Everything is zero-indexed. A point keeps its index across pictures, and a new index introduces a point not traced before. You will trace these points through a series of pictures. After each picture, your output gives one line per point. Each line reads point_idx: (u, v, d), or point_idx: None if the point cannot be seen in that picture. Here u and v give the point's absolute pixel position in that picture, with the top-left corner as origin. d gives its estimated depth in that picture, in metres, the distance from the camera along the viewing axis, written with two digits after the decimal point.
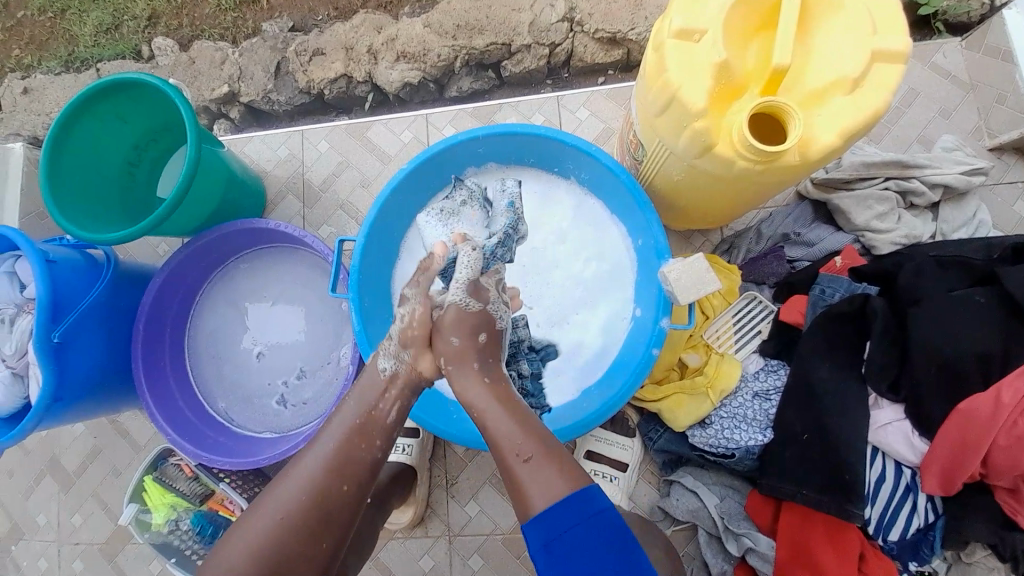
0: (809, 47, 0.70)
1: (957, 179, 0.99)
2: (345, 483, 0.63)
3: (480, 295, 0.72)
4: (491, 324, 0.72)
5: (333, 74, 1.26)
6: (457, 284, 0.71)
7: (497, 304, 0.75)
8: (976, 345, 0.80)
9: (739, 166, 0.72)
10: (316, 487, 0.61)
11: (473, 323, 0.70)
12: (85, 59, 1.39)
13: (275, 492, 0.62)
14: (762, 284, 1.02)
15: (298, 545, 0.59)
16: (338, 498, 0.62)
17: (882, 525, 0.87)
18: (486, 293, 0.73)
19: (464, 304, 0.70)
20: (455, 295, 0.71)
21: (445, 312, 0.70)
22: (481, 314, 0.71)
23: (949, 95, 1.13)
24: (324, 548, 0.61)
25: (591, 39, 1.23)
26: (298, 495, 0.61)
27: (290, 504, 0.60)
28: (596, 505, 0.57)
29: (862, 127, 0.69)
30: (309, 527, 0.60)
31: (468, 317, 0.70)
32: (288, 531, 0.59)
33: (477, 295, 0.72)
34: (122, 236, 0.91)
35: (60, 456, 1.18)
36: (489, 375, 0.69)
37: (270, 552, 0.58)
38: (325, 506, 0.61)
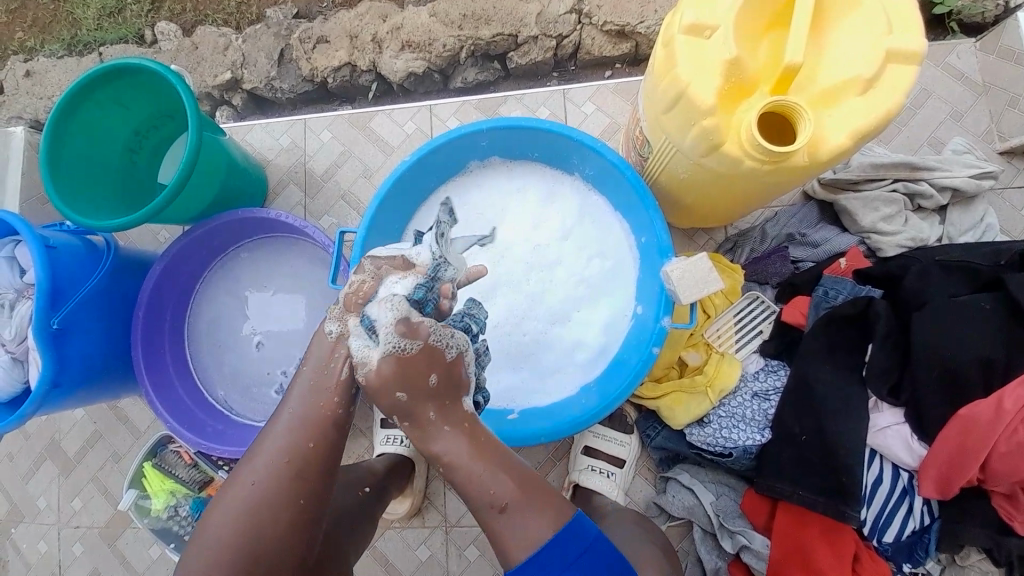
0: (822, 45, 0.69)
1: (967, 182, 0.98)
2: (301, 438, 0.62)
3: (415, 333, 0.59)
4: (439, 358, 0.60)
5: (337, 62, 1.25)
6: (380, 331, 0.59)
7: (443, 330, 0.61)
8: (979, 351, 0.80)
9: (747, 166, 0.71)
10: (274, 447, 0.61)
11: (416, 366, 0.59)
12: (88, 42, 1.37)
13: (248, 463, 0.61)
14: (765, 284, 1.01)
15: (272, 508, 0.59)
16: (296, 452, 0.61)
17: (877, 527, 0.87)
18: (421, 326, 0.59)
19: (396, 351, 0.58)
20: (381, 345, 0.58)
21: (374, 366, 0.59)
22: (424, 351, 0.59)
23: (961, 97, 1.12)
24: (299, 504, 0.60)
25: (599, 32, 1.21)
26: (271, 461, 0.61)
27: (264, 471, 0.60)
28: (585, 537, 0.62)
29: (874, 128, 0.67)
30: (270, 484, 0.60)
31: (407, 363, 0.59)
32: (258, 493, 0.59)
33: (411, 333, 0.59)
34: (122, 223, 0.90)
35: (60, 440, 1.18)
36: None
37: (244, 513, 0.59)
38: (293, 465, 0.61)
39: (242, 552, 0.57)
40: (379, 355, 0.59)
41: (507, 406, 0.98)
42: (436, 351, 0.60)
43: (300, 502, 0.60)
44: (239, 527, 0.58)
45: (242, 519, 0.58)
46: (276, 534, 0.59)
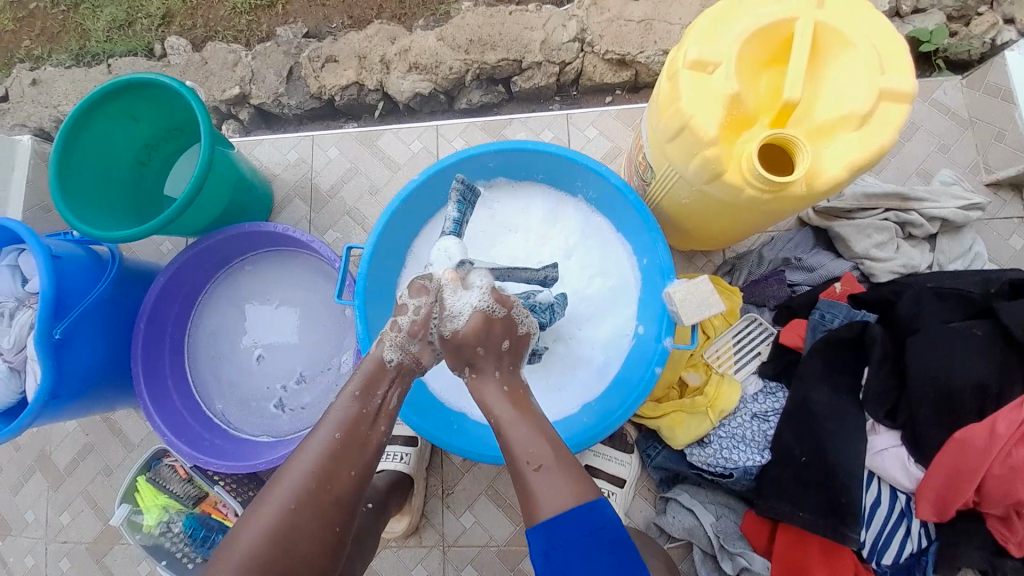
0: (819, 82, 0.73)
1: (955, 213, 1.02)
2: (337, 464, 0.62)
3: (504, 302, 0.71)
4: (514, 330, 0.71)
5: (345, 81, 1.28)
6: (476, 293, 0.70)
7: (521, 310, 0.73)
8: (974, 376, 0.82)
9: (747, 194, 0.74)
10: (308, 472, 0.61)
11: (498, 327, 0.69)
12: (97, 54, 1.40)
13: (279, 483, 0.61)
14: (762, 306, 1.04)
15: (309, 534, 0.59)
16: (330, 476, 0.62)
17: (875, 549, 0.87)
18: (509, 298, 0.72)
19: (491, 309, 0.69)
20: (478, 301, 0.69)
21: (466, 317, 0.68)
22: (505, 320, 0.70)
23: (945, 131, 1.17)
24: (335, 532, 0.61)
25: (601, 60, 1.26)
26: (304, 483, 0.61)
27: (299, 491, 0.60)
28: (600, 519, 0.58)
29: (868, 161, 0.71)
30: (307, 509, 0.60)
31: (491, 325, 0.68)
32: (296, 519, 0.59)
33: (502, 301, 0.71)
34: (130, 234, 0.91)
35: (50, 453, 1.16)
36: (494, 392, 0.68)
37: (279, 540, 0.58)
38: (334, 491, 0.61)
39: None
40: (469, 307, 0.69)
41: None
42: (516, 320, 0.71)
43: (336, 531, 0.61)
44: (271, 556, 0.57)
45: (275, 545, 0.58)
46: (309, 561, 0.59)
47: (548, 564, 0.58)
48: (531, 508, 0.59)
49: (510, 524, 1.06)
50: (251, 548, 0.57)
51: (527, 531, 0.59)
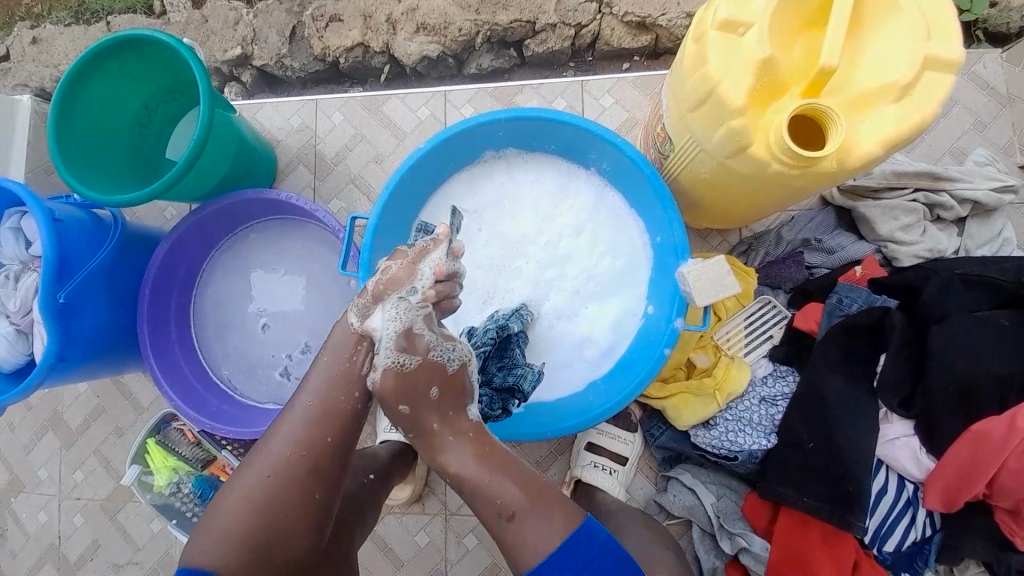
0: (857, 46, 0.67)
1: (988, 195, 0.97)
2: (312, 432, 0.64)
3: (414, 348, 0.64)
4: (441, 374, 0.65)
5: (350, 42, 1.22)
6: (382, 345, 0.64)
7: (444, 347, 0.66)
8: (994, 368, 0.80)
9: (773, 168, 0.70)
10: (291, 440, 0.64)
11: (416, 379, 0.64)
12: (96, 10, 1.34)
13: (261, 446, 0.64)
14: (777, 288, 1.00)
15: (287, 503, 0.61)
16: (308, 444, 0.64)
17: (879, 535, 0.87)
18: (421, 341, 0.65)
19: (397, 366, 0.63)
20: (385, 358, 0.64)
21: (379, 379, 0.64)
22: (423, 367, 0.64)
23: (984, 106, 1.10)
24: (316, 499, 0.63)
25: (619, 23, 1.18)
26: (285, 450, 0.63)
27: (280, 459, 0.63)
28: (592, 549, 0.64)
29: (905, 137, 0.66)
30: (283, 481, 0.62)
31: (407, 378, 0.63)
32: (272, 487, 0.61)
33: (411, 347, 0.64)
34: (131, 199, 0.89)
35: (63, 413, 1.18)
36: (454, 429, 0.65)
37: (259, 508, 0.60)
38: (313, 456, 0.64)
39: (251, 533, 0.60)
40: (382, 366, 0.64)
41: None
42: (436, 362, 0.65)
43: (315, 495, 0.63)
44: (253, 524, 0.60)
45: (254, 513, 0.60)
46: (286, 524, 0.61)
47: None
48: None
49: None
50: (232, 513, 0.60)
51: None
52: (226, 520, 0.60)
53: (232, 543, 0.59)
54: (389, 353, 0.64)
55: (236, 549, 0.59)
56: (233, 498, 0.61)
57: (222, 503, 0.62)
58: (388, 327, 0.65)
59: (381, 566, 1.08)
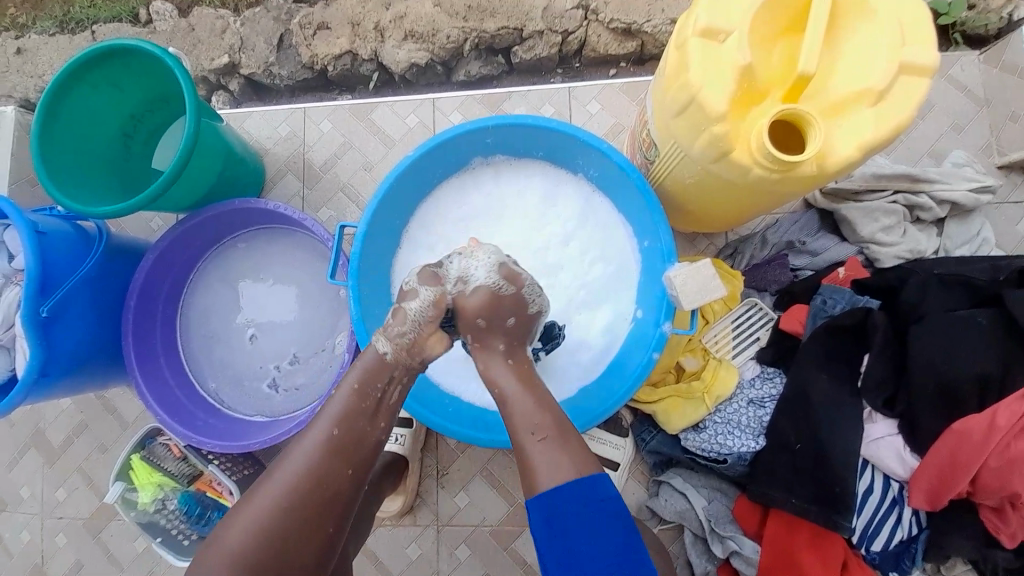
0: (834, 52, 0.69)
1: (965, 196, 0.99)
2: (336, 463, 0.65)
3: (512, 280, 0.75)
4: (523, 308, 0.75)
5: (338, 50, 1.22)
6: (483, 266, 0.74)
7: (532, 287, 0.77)
8: (974, 367, 0.81)
9: (755, 173, 0.71)
10: (307, 468, 0.63)
11: (504, 305, 0.74)
12: (81, 20, 1.33)
13: (277, 471, 0.63)
14: (763, 291, 1.01)
15: (300, 534, 0.61)
16: (327, 476, 0.63)
17: (866, 535, 0.88)
18: (518, 276, 0.76)
19: (495, 287, 0.73)
20: (486, 278, 0.74)
21: (471, 292, 0.73)
22: (514, 298, 0.75)
23: (960, 110, 1.12)
24: (329, 533, 0.63)
25: (605, 29, 1.20)
26: (302, 478, 0.62)
27: (295, 482, 0.62)
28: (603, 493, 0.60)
29: (883, 141, 0.68)
30: (299, 513, 0.61)
31: (499, 301, 0.73)
32: (289, 516, 0.61)
33: (511, 278, 0.75)
34: (115, 210, 0.88)
35: (49, 428, 1.16)
36: (514, 357, 0.74)
37: (272, 537, 0.60)
38: (328, 488, 0.63)
39: (259, 561, 0.59)
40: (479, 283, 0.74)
41: None
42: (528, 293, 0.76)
43: (329, 530, 0.63)
44: (263, 554, 0.59)
45: (266, 542, 0.59)
46: (297, 556, 0.61)
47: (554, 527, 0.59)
48: (531, 478, 0.62)
49: (504, 502, 1.08)
50: (241, 542, 0.59)
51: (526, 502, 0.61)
52: (240, 536, 0.59)
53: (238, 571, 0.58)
54: (490, 271, 0.75)
55: None
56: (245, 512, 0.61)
57: (232, 525, 0.61)
58: (488, 257, 0.76)
59: None
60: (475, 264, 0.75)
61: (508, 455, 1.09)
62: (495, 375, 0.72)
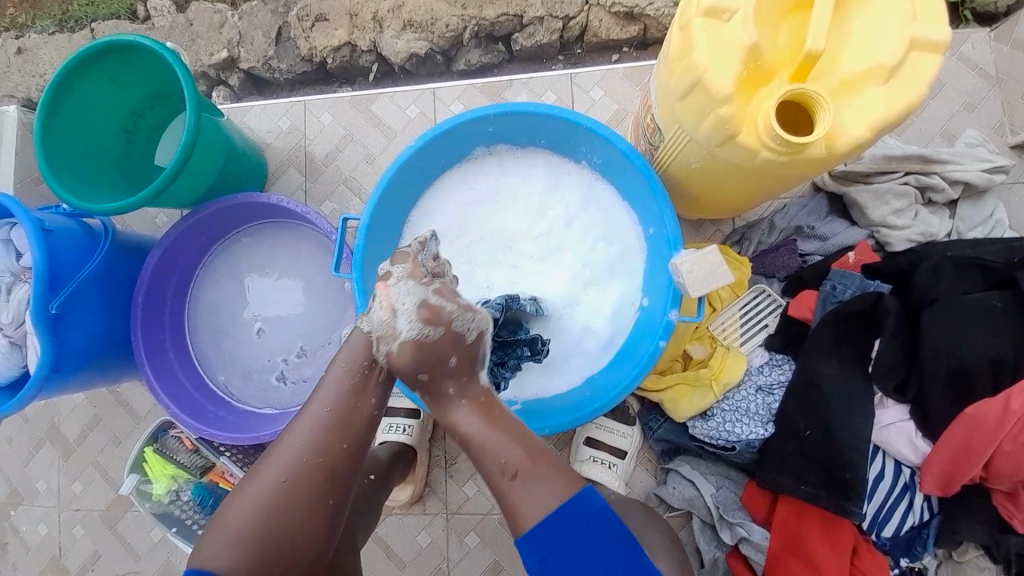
0: (844, 28, 0.66)
1: (979, 176, 0.96)
2: (326, 441, 0.64)
3: (436, 320, 0.63)
4: (461, 341, 0.64)
5: (337, 42, 1.21)
6: (402, 314, 0.63)
7: (463, 316, 0.65)
8: (988, 350, 0.80)
9: (762, 156, 0.69)
10: (300, 449, 0.63)
11: (439, 350, 0.63)
12: (80, 19, 1.32)
13: (272, 454, 0.64)
14: (772, 277, 1.00)
15: (298, 511, 0.62)
16: (321, 454, 0.63)
17: (877, 522, 0.88)
18: (443, 312, 0.63)
19: (418, 336, 0.62)
20: (406, 329, 0.62)
21: (394, 349, 0.63)
22: (447, 336, 0.63)
23: (974, 89, 1.09)
24: (329, 507, 0.64)
25: (607, 13, 1.17)
26: (297, 457, 0.63)
27: (290, 464, 0.63)
28: (585, 516, 0.61)
29: (894, 120, 0.66)
30: (295, 493, 0.62)
31: (428, 347, 0.62)
32: (288, 495, 0.62)
33: (434, 319, 0.62)
34: (119, 207, 0.88)
35: (62, 423, 1.18)
36: (466, 394, 0.65)
37: (270, 519, 0.61)
38: (324, 465, 0.63)
39: (260, 542, 0.60)
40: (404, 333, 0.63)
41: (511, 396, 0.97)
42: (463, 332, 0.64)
43: (328, 504, 0.64)
44: (264, 536, 0.60)
45: (265, 524, 0.60)
46: (298, 535, 0.62)
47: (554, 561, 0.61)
48: (535, 475, 0.62)
49: None
50: (242, 523, 0.60)
51: (516, 542, 0.61)
52: (239, 522, 0.60)
53: (241, 551, 0.59)
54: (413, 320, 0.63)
55: (246, 560, 0.59)
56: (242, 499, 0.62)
57: (232, 508, 0.62)
58: (408, 296, 0.64)
59: (384, 567, 1.09)
60: (396, 311, 0.63)
61: None
62: (455, 418, 0.64)
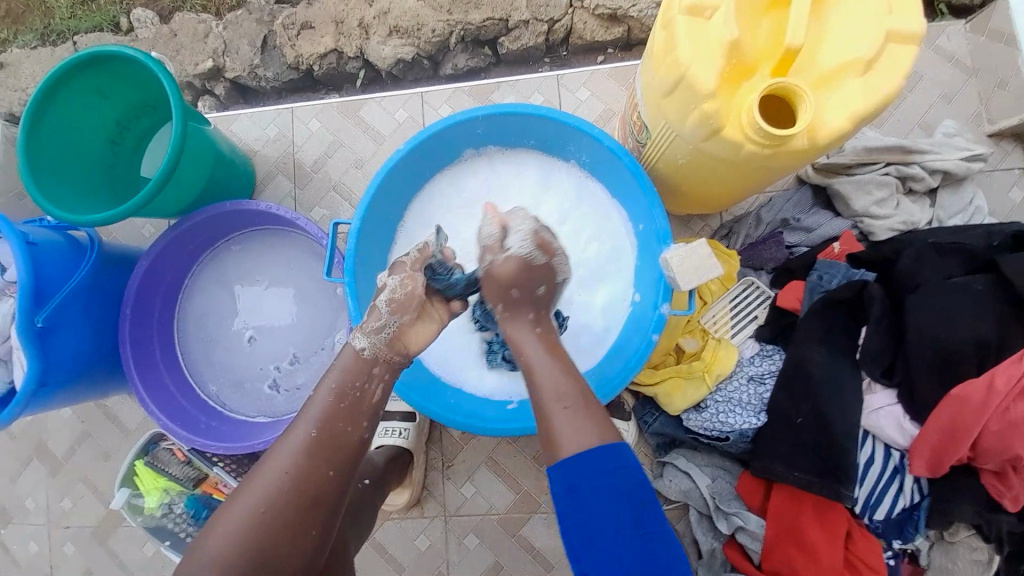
0: (822, 23, 0.68)
1: (957, 165, 0.99)
2: (315, 464, 0.63)
3: (543, 249, 0.75)
4: (552, 276, 0.76)
5: (323, 49, 1.21)
6: (517, 234, 0.75)
7: (561, 257, 0.78)
8: (971, 332, 0.81)
9: (747, 150, 0.71)
10: (286, 471, 0.62)
11: (535, 275, 0.73)
12: (62, 31, 1.31)
13: (255, 479, 0.62)
14: (760, 269, 1.02)
15: (281, 537, 0.60)
16: (308, 478, 0.62)
17: (868, 505, 0.89)
18: (551, 244, 0.76)
19: (529, 256, 0.73)
20: (520, 246, 0.74)
21: (503, 262, 0.73)
22: (546, 266, 0.75)
23: (949, 81, 1.12)
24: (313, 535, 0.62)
25: (591, 16, 1.19)
26: (283, 481, 0.61)
27: (275, 489, 0.61)
28: (620, 460, 0.59)
29: (872, 112, 0.68)
30: (279, 520, 0.60)
31: (531, 269, 0.73)
32: (271, 522, 0.60)
33: (544, 247, 0.75)
34: (104, 218, 0.87)
35: (51, 439, 1.16)
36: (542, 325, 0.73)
37: (254, 546, 0.58)
38: (311, 489, 0.62)
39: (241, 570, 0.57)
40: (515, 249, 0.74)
41: (506, 396, 0.97)
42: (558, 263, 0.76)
43: (313, 531, 0.62)
44: (246, 562, 0.58)
45: (248, 551, 0.58)
46: (282, 562, 0.60)
47: (573, 497, 0.58)
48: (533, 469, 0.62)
49: (510, 491, 1.08)
50: (223, 550, 0.58)
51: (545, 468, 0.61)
52: (222, 540, 0.58)
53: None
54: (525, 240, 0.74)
55: None
56: (232, 510, 0.60)
57: (213, 534, 0.59)
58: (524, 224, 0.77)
59: (383, 571, 1.08)
60: (513, 231, 0.75)
61: (511, 444, 1.09)
62: (521, 338, 0.72)
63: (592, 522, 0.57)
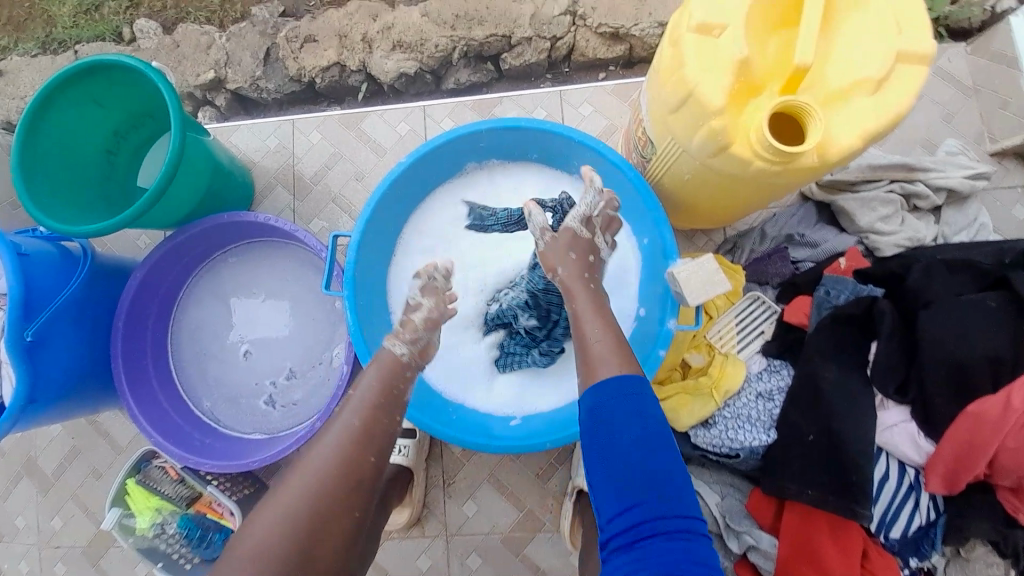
0: (830, 44, 0.69)
1: (961, 183, 1.00)
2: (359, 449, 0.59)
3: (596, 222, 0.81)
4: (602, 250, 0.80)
5: (326, 62, 1.21)
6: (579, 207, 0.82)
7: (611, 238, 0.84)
8: (984, 348, 0.81)
9: (756, 167, 0.70)
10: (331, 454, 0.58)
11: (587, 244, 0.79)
12: (63, 40, 1.31)
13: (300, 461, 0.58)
14: (765, 284, 1.01)
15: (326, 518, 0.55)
16: (353, 462, 0.58)
17: (883, 523, 0.87)
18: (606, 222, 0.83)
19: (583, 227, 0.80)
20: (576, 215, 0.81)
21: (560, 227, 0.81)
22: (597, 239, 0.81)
23: (946, 101, 1.14)
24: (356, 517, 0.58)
25: (593, 34, 1.20)
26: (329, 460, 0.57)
27: (319, 472, 0.57)
28: (640, 390, 0.59)
29: (880, 131, 0.68)
30: (323, 504, 0.55)
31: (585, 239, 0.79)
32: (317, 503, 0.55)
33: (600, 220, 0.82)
34: (100, 228, 0.85)
35: (35, 458, 1.11)
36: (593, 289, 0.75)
37: (300, 529, 0.54)
38: (355, 472, 0.58)
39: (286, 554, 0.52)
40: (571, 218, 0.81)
41: (510, 411, 0.96)
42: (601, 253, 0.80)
43: (355, 515, 0.58)
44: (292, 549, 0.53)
45: (293, 536, 0.53)
46: (327, 548, 0.55)
47: (596, 422, 0.58)
48: None
49: (514, 512, 1.04)
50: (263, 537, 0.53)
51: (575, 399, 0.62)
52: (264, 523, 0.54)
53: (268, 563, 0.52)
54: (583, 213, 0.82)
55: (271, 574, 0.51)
56: (259, 518, 0.54)
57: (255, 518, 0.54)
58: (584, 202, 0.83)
59: None
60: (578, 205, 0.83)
61: (515, 462, 1.06)
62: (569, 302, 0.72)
63: (613, 447, 0.56)
